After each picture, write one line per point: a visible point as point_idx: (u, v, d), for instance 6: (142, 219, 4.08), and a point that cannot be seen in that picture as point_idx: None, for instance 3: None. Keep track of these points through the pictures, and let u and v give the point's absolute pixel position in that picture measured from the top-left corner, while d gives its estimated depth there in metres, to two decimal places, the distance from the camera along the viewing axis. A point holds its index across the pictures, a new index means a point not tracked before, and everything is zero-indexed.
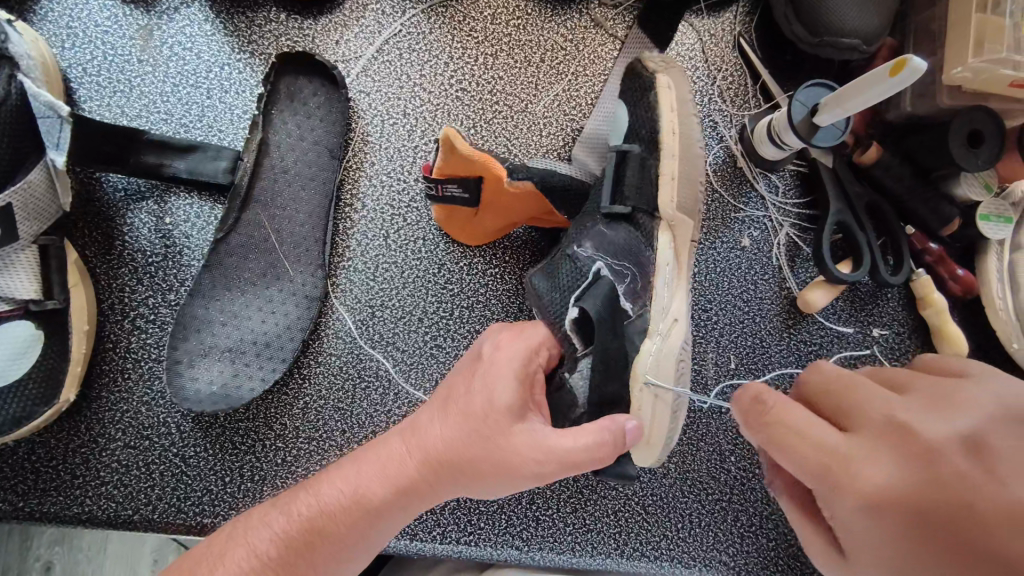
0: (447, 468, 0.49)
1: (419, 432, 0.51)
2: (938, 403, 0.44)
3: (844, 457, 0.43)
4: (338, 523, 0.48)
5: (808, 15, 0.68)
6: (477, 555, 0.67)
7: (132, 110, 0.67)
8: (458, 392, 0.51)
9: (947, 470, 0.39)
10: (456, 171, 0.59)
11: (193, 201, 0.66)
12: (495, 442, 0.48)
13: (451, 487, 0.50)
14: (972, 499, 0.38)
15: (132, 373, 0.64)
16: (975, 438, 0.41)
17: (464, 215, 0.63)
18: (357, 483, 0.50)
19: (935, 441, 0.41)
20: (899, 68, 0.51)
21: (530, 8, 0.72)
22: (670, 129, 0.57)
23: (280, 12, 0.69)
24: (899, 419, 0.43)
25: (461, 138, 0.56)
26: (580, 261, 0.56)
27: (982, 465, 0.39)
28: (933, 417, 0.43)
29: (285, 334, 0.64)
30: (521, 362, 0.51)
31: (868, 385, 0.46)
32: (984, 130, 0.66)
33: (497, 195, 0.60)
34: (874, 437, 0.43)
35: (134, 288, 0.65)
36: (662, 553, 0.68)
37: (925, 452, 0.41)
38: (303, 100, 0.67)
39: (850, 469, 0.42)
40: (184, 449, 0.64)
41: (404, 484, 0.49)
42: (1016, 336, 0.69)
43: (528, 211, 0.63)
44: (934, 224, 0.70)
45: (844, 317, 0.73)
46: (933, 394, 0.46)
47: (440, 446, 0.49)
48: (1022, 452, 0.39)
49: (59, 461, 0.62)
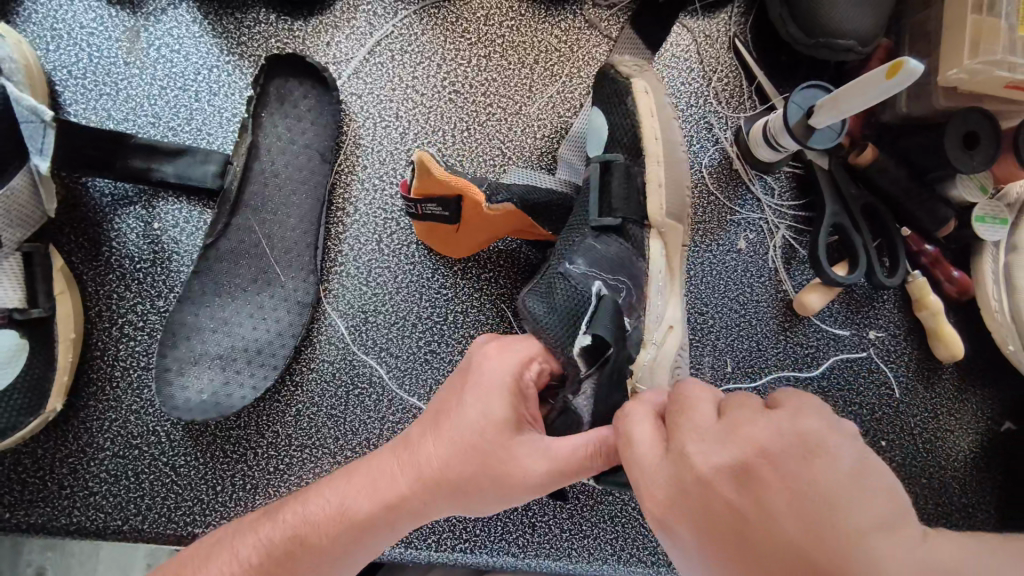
0: (444, 484, 0.48)
1: (413, 448, 0.50)
2: (743, 427, 0.35)
3: (641, 480, 0.37)
4: (319, 536, 0.48)
5: (804, 15, 0.67)
6: (473, 562, 0.66)
7: (119, 114, 0.65)
8: (451, 409, 0.50)
9: (717, 501, 0.33)
10: (433, 191, 0.58)
11: (182, 205, 0.65)
12: (493, 453, 0.47)
13: (445, 504, 0.49)
14: (741, 535, 0.32)
15: (120, 382, 0.63)
16: (765, 476, 0.32)
17: (444, 232, 0.62)
18: (343, 498, 0.49)
19: (707, 468, 0.34)
20: (895, 71, 0.51)
21: (524, 9, 0.71)
22: (653, 136, 0.58)
23: (269, 13, 0.68)
24: (688, 441, 0.36)
25: (432, 164, 0.55)
26: (574, 279, 0.54)
27: (751, 498, 0.32)
28: (717, 438, 0.35)
29: (276, 340, 0.63)
30: (517, 374, 0.50)
31: (691, 398, 0.38)
32: (981, 132, 0.65)
33: (478, 214, 0.58)
34: (669, 467, 0.36)
35: (122, 295, 0.64)
36: (659, 558, 0.68)
37: (700, 480, 0.34)
38: (294, 102, 0.66)
39: (643, 489, 0.37)
40: (174, 459, 0.63)
41: (394, 502, 0.48)
42: (1011, 338, 0.70)
43: (513, 223, 0.60)
44: (929, 225, 0.70)
45: (840, 319, 0.73)
46: (737, 410, 0.37)
47: (437, 461, 0.48)
48: (792, 483, 0.32)
49: (46, 472, 0.61)
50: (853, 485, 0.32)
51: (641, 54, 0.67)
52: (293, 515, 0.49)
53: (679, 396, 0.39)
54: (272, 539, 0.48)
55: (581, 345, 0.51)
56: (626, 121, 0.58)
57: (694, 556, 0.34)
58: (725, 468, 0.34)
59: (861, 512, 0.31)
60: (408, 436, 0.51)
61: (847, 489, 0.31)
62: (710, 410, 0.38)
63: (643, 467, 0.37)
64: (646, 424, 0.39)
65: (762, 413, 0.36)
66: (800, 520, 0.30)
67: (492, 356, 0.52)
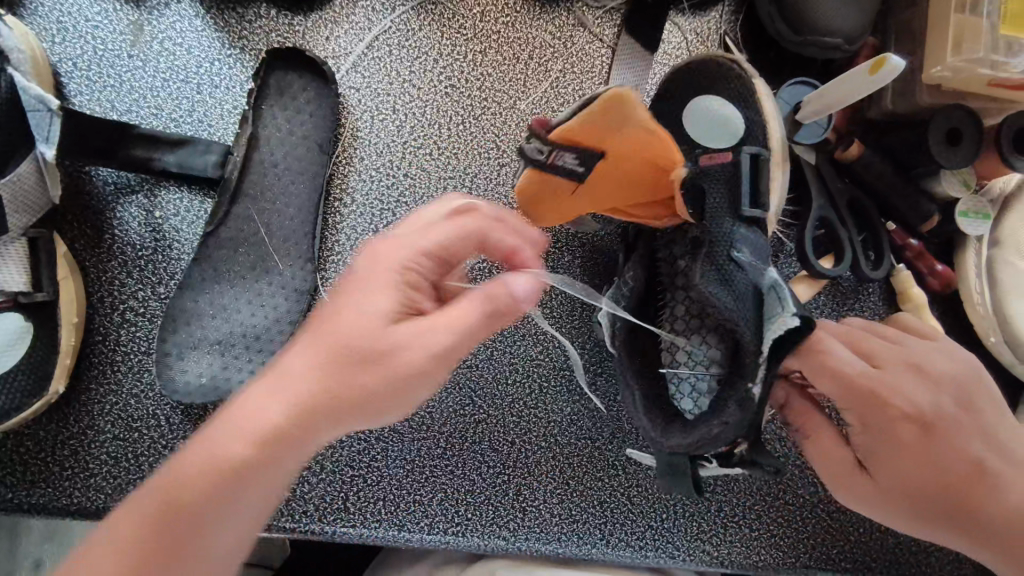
0: (317, 396, 0.45)
1: (287, 362, 0.46)
2: (932, 354, 0.55)
3: (884, 392, 0.52)
4: (194, 489, 0.43)
5: (792, 13, 0.69)
6: (465, 545, 0.67)
7: (123, 105, 0.67)
8: (325, 319, 0.47)
9: (943, 402, 0.53)
10: (585, 137, 0.53)
11: (182, 194, 0.67)
12: (378, 348, 0.45)
13: (330, 425, 0.45)
14: (940, 421, 0.52)
15: (121, 366, 0.64)
16: (979, 392, 0.55)
17: (557, 188, 0.58)
18: (218, 437, 0.44)
19: (934, 375, 0.54)
20: (878, 67, 0.54)
21: (519, 6, 0.73)
22: (777, 136, 0.54)
23: (270, 8, 0.70)
24: (910, 362, 0.54)
25: (638, 101, 0.51)
26: (748, 268, 0.51)
27: (965, 401, 0.54)
28: (943, 360, 0.55)
29: (273, 327, 0.64)
30: (408, 258, 0.48)
31: (873, 339, 0.55)
32: (963, 129, 0.67)
33: (619, 166, 0.56)
34: (897, 376, 0.53)
35: (124, 282, 0.65)
36: (647, 542, 0.69)
37: (936, 384, 0.54)
38: (293, 95, 0.68)
39: (889, 398, 0.52)
40: (172, 441, 0.64)
41: (271, 430, 0.44)
42: (992, 330, 0.72)
43: (648, 181, 0.58)
44: (913, 220, 0.72)
45: (826, 311, 0.75)
46: (919, 347, 0.55)
47: (312, 369, 0.45)
48: (962, 385, 0.55)
49: (48, 453, 0.63)
50: (984, 396, 0.56)
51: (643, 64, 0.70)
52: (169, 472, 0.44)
53: (851, 333, 0.56)
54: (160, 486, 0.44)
55: (789, 326, 0.47)
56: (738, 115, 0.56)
57: (918, 441, 0.52)
58: (944, 377, 0.54)
59: (991, 409, 0.55)
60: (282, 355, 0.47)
61: (986, 396, 0.56)
62: (886, 346, 0.55)
63: (900, 384, 0.52)
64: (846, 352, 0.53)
65: (930, 346, 0.55)
66: (988, 412, 0.55)
67: (381, 251, 0.49)
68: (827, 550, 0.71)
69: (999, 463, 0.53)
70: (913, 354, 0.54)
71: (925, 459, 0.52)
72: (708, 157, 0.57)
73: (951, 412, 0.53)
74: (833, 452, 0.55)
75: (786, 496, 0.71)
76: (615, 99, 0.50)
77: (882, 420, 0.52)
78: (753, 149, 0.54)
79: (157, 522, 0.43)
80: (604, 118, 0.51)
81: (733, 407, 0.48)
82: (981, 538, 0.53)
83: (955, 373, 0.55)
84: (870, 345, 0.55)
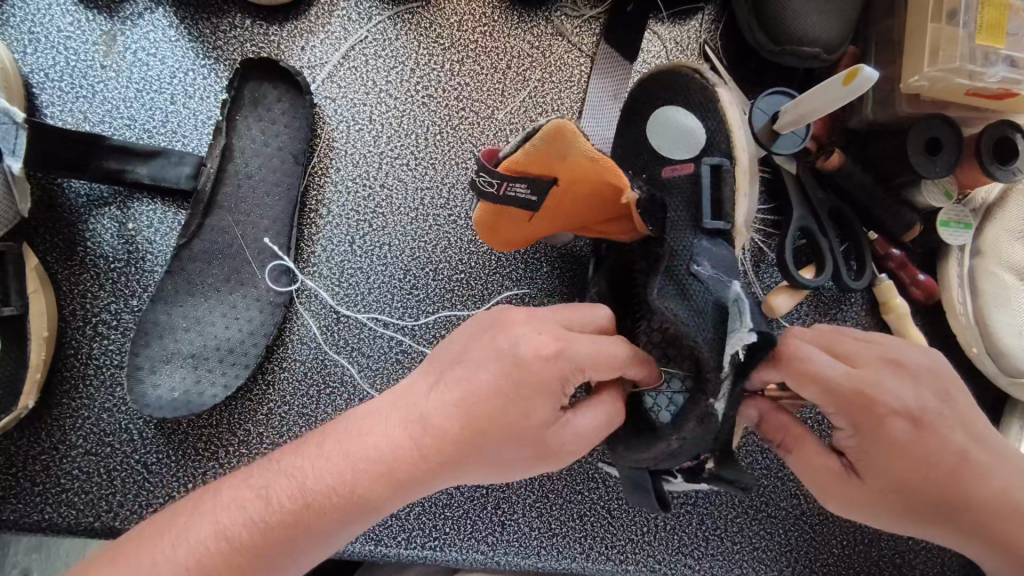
0: (440, 463, 0.47)
1: (421, 418, 0.48)
2: (910, 348, 0.54)
3: (869, 391, 0.50)
4: (324, 507, 0.46)
5: (770, 22, 0.68)
6: (443, 559, 0.67)
7: (96, 116, 0.67)
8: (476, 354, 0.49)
9: (926, 395, 0.52)
10: (531, 167, 0.52)
11: (155, 206, 0.66)
12: (518, 454, 0.48)
13: (458, 469, 0.48)
14: (925, 415, 0.51)
15: (92, 380, 0.64)
16: (960, 381, 0.54)
17: (511, 215, 0.57)
18: (348, 469, 0.47)
19: (914, 369, 0.52)
20: (853, 77, 0.53)
21: (497, 15, 0.73)
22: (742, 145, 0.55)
23: (245, 18, 0.69)
24: (886, 357, 0.53)
25: (577, 129, 0.50)
26: (708, 281, 0.51)
27: (949, 392, 0.53)
28: (925, 354, 0.54)
29: (248, 340, 0.64)
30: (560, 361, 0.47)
31: (846, 336, 0.54)
32: (942, 138, 0.66)
33: (571, 193, 0.55)
34: (878, 372, 0.51)
35: (96, 295, 0.65)
36: (627, 556, 0.69)
37: (916, 377, 0.52)
38: (268, 106, 0.68)
39: (876, 396, 0.50)
40: (145, 456, 0.63)
41: (402, 459, 0.47)
42: (975, 340, 0.71)
43: (608, 202, 0.57)
44: (895, 230, 0.71)
45: (808, 321, 0.74)
46: (896, 342, 0.54)
47: (449, 434, 0.47)
48: (944, 375, 0.54)
49: (19, 469, 0.62)
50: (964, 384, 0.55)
51: (625, 74, 0.71)
52: (279, 490, 0.46)
53: (819, 334, 0.55)
54: (271, 499, 0.46)
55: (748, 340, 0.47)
56: (714, 128, 0.55)
57: (909, 437, 0.51)
58: (924, 368, 0.53)
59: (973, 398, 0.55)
60: (416, 411, 0.48)
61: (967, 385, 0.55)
62: (861, 345, 0.53)
63: (882, 379, 0.51)
64: (825, 355, 0.51)
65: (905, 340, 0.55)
66: (971, 401, 0.54)
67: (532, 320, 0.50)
68: (811, 563, 0.70)
69: (983, 454, 0.53)
70: (889, 349, 0.53)
71: (918, 457, 0.51)
72: (672, 168, 0.57)
73: (932, 406, 0.52)
74: (816, 460, 0.55)
75: (769, 507, 0.71)
76: (554, 129, 0.49)
77: (870, 419, 0.51)
78: (714, 160, 0.54)
79: (285, 532, 0.45)
80: (557, 149, 0.50)
81: (692, 422, 0.48)
82: (971, 529, 0.53)
83: (933, 367, 0.54)
84: (846, 345, 0.53)
